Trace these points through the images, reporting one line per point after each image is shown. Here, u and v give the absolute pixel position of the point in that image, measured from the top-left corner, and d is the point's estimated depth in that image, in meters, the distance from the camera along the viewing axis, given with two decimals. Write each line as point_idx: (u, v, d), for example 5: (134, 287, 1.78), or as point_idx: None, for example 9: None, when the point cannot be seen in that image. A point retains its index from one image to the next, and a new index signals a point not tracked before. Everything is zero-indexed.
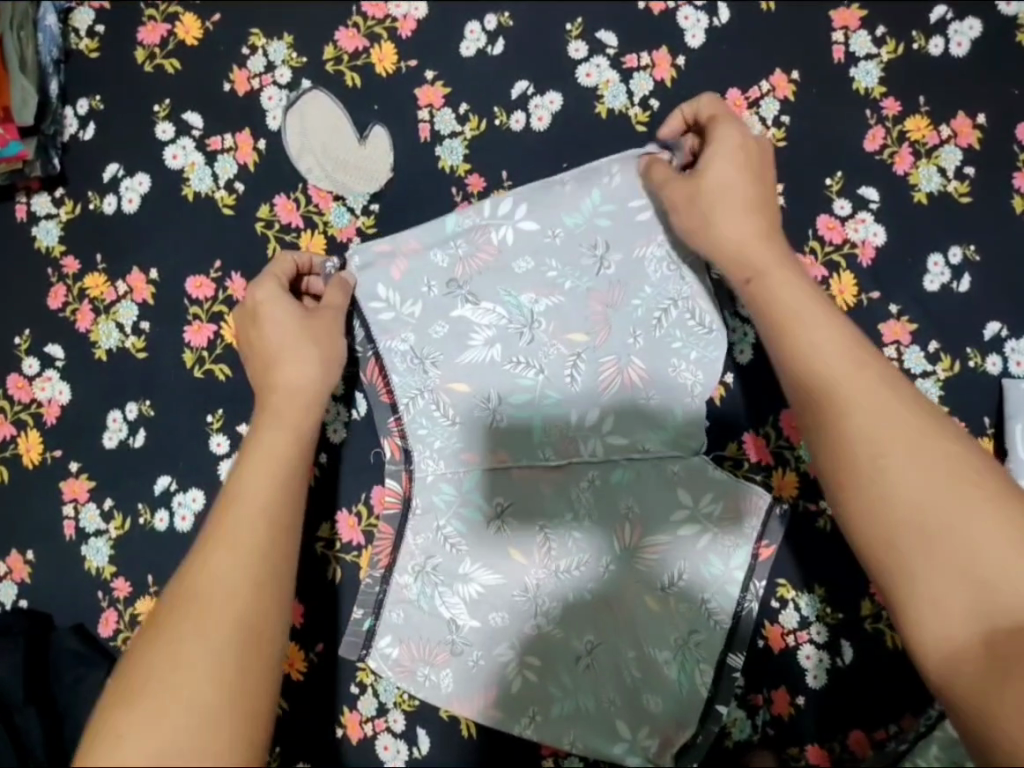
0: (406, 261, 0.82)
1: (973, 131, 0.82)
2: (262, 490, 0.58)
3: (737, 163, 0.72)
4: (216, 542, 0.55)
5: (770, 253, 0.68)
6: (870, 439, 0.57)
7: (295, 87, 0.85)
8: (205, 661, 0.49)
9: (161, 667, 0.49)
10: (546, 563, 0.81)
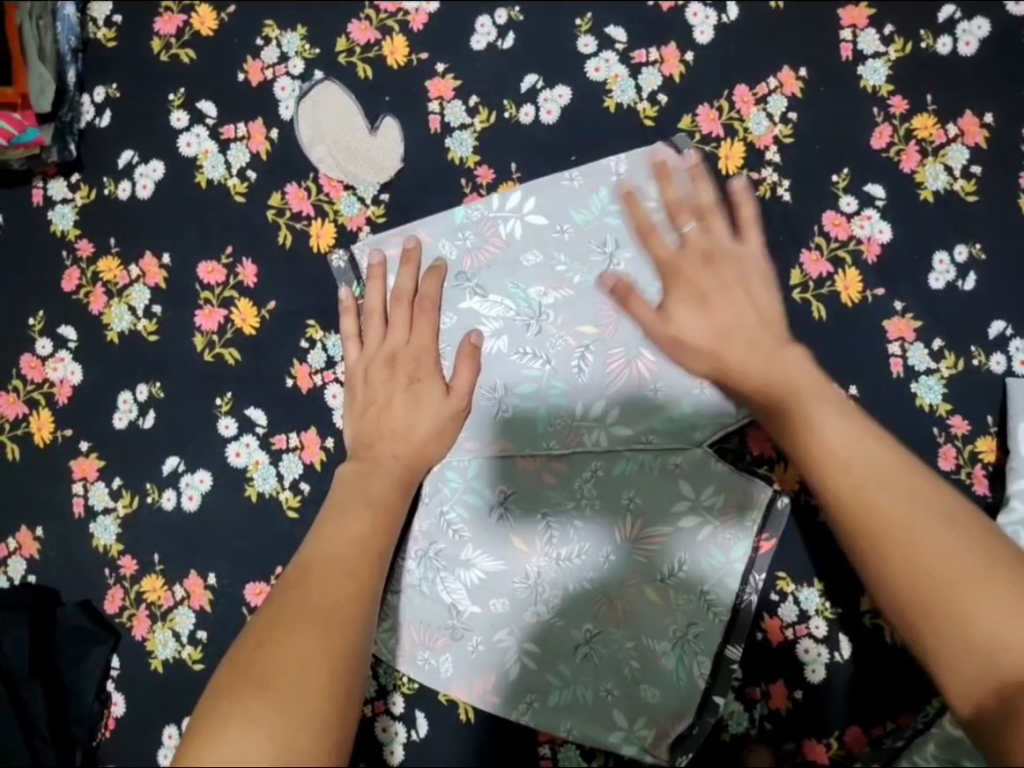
0: (409, 248, 0.82)
1: (980, 131, 0.82)
2: (357, 561, 0.62)
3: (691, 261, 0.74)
4: (328, 595, 0.58)
5: (702, 275, 0.73)
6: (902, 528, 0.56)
7: (308, 78, 0.86)
8: (315, 680, 0.53)
9: (286, 669, 0.53)
10: (548, 553, 0.82)
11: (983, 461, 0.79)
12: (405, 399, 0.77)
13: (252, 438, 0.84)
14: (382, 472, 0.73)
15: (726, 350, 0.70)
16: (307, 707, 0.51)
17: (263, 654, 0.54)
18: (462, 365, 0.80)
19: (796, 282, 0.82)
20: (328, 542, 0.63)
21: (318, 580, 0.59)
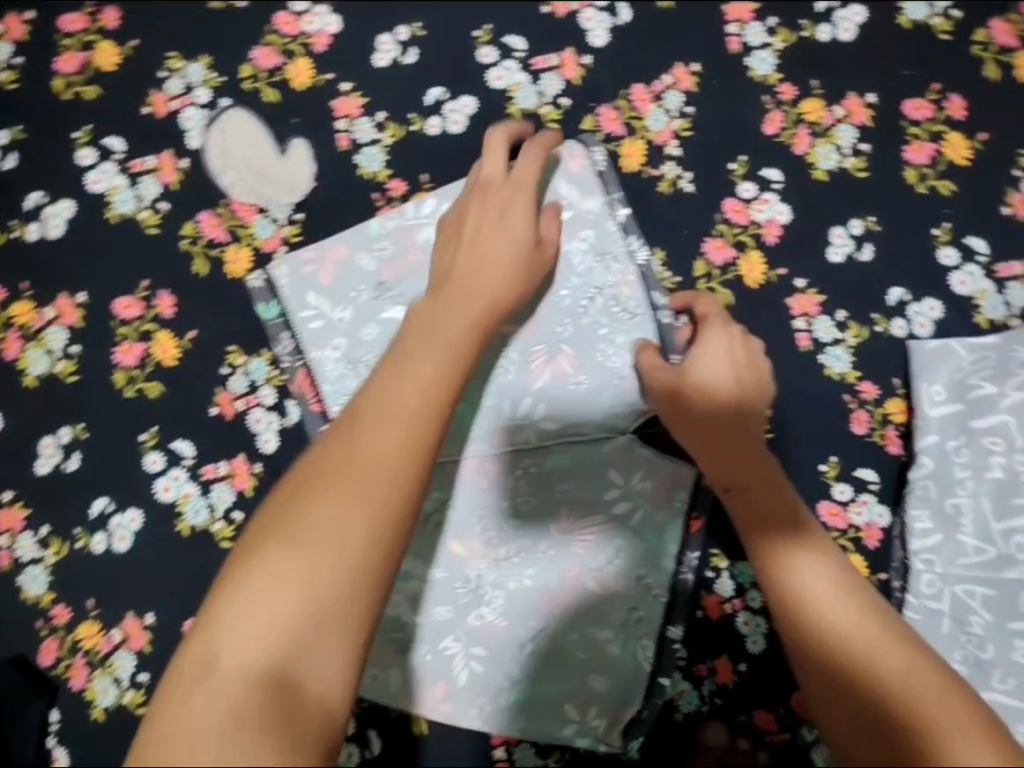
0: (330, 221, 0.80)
1: (865, 110, 0.86)
2: (405, 445, 0.50)
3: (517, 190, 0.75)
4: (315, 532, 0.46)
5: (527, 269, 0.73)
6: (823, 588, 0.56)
7: (215, 106, 0.87)
8: (301, 625, 0.44)
9: (257, 596, 0.44)
10: (488, 554, 0.84)
11: (895, 422, 0.84)
12: (444, 306, 0.63)
13: (181, 471, 0.84)
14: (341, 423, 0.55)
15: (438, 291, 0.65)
16: (264, 662, 0.43)
17: (227, 648, 0.44)
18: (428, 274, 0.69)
19: (702, 272, 0.85)
20: (385, 386, 0.53)
21: (324, 448, 0.50)
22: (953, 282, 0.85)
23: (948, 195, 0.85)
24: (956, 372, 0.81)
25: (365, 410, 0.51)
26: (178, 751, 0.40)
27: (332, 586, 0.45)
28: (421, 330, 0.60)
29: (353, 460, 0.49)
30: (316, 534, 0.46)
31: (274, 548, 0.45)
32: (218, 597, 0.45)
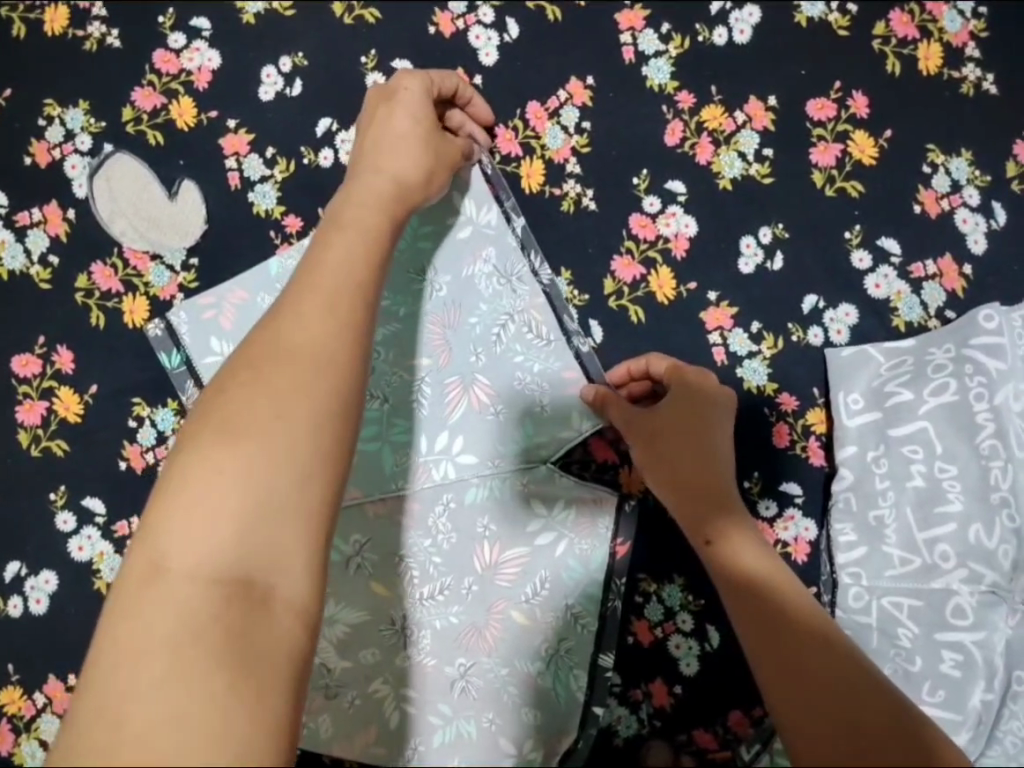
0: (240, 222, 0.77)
1: (766, 114, 0.84)
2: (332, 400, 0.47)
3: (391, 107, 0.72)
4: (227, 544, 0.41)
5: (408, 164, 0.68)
6: (781, 584, 0.59)
7: (97, 153, 0.84)
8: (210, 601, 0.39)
9: (162, 584, 0.39)
10: (410, 594, 0.80)
11: (817, 433, 0.82)
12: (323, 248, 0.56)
13: (94, 530, 0.82)
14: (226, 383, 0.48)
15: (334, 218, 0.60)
16: (180, 630, 0.38)
17: (105, 649, 0.38)
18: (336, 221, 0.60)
19: (611, 290, 0.83)
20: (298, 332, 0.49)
21: (246, 399, 0.45)
22: (867, 285, 0.83)
23: (857, 196, 0.83)
24: (873, 379, 0.79)
25: (235, 415, 0.45)
26: (125, 726, 0.35)
27: (209, 603, 0.39)
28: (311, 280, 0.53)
29: (266, 405, 0.45)
30: (182, 546, 0.40)
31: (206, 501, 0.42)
32: (129, 579, 0.40)
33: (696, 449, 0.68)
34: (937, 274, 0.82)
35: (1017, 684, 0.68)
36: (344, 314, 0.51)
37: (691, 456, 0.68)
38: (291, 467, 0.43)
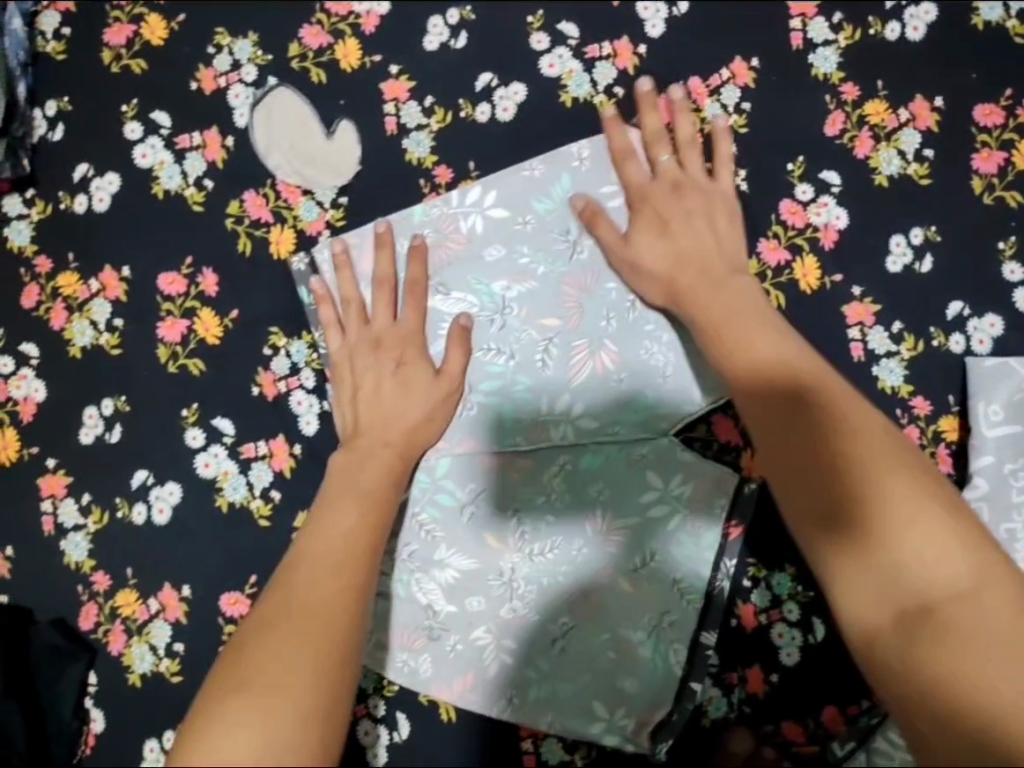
0: (382, 233, 0.82)
1: (931, 115, 0.83)
2: (349, 555, 0.65)
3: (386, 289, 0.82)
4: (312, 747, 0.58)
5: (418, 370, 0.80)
6: (914, 556, 0.57)
7: (261, 85, 0.86)
8: (311, 656, 0.57)
9: (294, 617, 0.60)
10: (521, 548, 0.82)
11: (947, 440, 0.81)
12: (394, 383, 0.79)
13: (221, 448, 0.84)
14: (373, 456, 0.75)
15: (376, 404, 0.78)
16: (281, 700, 0.54)
17: (222, 687, 0.56)
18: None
19: (755, 271, 0.83)
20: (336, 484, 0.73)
21: (305, 579, 0.63)
22: (1015, 297, 0.81)
23: (1015, 206, 0.82)
24: (1016, 393, 0.78)
25: (304, 598, 0.61)
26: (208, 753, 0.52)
27: (327, 603, 0.61)
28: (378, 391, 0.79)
29: (316, 561, 0.65)
30: (307, 601, 0.61)
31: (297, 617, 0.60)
32: (239, 657, 0.57)
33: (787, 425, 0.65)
34: None
35: None
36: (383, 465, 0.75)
37: (778, 432, 0.65)
38: (319, 621, 0.59)
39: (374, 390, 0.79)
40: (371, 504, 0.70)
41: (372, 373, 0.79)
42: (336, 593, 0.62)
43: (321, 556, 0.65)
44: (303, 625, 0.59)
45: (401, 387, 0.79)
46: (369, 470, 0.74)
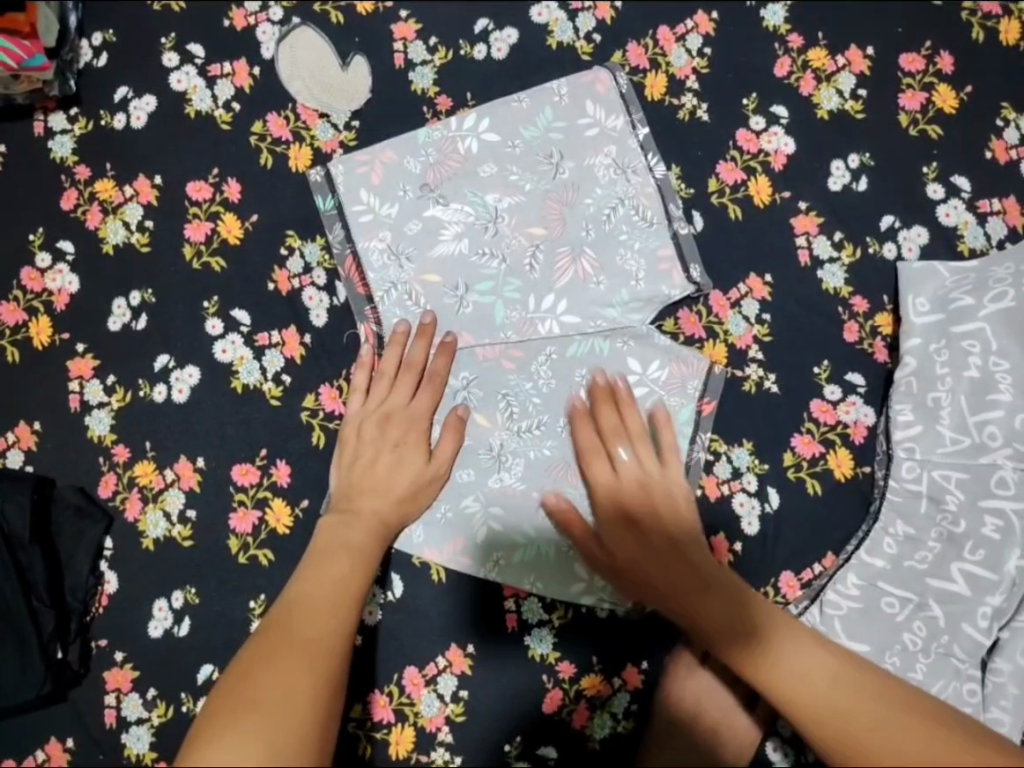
0: (426, 325, 0.90)
1: (864, 61, 0.97)
2: (359, 545, 0.76)
3: (392, 367, 0.89)
4: (331, 575, 0.72)
5: (424, 405, 0.87)
6: (799, 687, 0.71)
7: (286, 23, 0.99)
8: (326, 608, 0.68)
9: (310, 589, 0.70)
10: (510, 425, 0.91)
11: (883, 334, 0.93)
12: (391, 458, 0.84)
13: (238, 336, 0.93)
14: (395, 458, 0.85)
15: (364, 481, 0.83)
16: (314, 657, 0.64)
17: (266, 637, 0.65)
18: (447, 435, 0.87)
19: (714, 189, 0.95)
20: (373, 472, 0.83)
21: (338, 541, 0.76)
22: (939, 213, 0.94)
23: (936, 137, 0.96)
24: (940, 288, 0.90)
25: (314, 567, 0.73)
26: (261, 678, 0.61)
27: (323, 619, 0.67)
28: (382, 422, 0.86)
29: (345, 518, 0.79)
30: (317, 595, 0.70)
31: (318, 576, 0.72)
32: (278, 618, 0.67)
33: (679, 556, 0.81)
34: (1002, 211, 0.94)
35: None
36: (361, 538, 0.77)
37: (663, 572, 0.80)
38: (324, 628, 0.66)
39: (366, 454, 0.84)
40: (380, 496, 0.82)
41: (378, 438, 0.85)
42: (364, 554, 0.76)
43: (343, 526, 0.78)
44: (328, 586, 0.71)
45: (395, 457, 0.84)
46: (380, 463, 0.84)
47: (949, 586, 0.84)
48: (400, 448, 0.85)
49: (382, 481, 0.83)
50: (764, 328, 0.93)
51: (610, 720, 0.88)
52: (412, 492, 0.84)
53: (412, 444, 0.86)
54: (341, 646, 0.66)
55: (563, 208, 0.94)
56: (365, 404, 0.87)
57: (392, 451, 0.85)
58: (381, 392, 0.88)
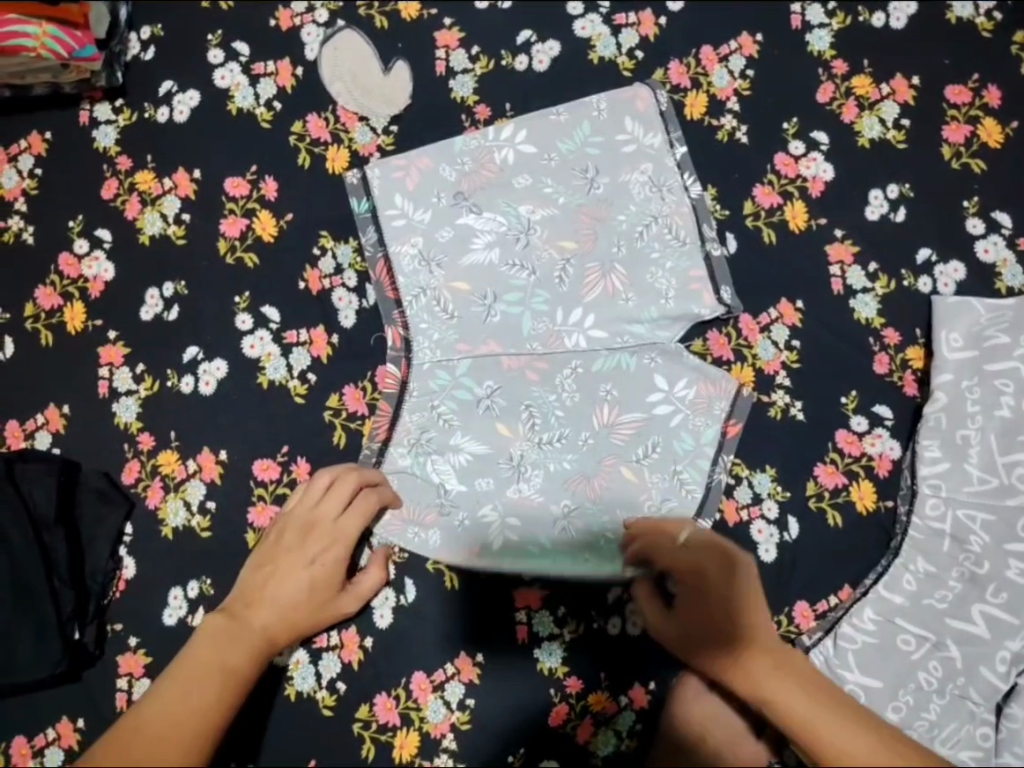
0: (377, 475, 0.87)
1: (909, 91, 0.96)
2: (295, 611, 0.77)
3: (329, 481, 0.85)
4: (243, 647, 0.73)
5: (353, 526, 0.83)
6: (798, 712, 0.70)
7: (331, 26, 1.00)
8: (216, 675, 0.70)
9: (213, 648, 0.72)
10: (531, 436, 0.91)
11: (913, 367, 0.92)
12: (302, 574, 0.79)
13: (266, 333, 0.93)
14: (308, 566, 0.80)
15: (274, 587, 0.78)
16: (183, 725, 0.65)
17: (161, 688, 0.68)
18: (372, 570, 0.85)
19: (750, 211, 0.95)
20: (286, 576, 0.79)
21: (276, 606, 0.77)
22: (977, 248, 0.93)
23: (978, 171, 0.95)
24: (974, 324, 0.89)
25: (237, 615, 0.76)
26: (135, 737, 0.63)
27: (207, 693, 0.68)
28: (307, 526, 0.82)
29: (278, 587, 0.78)
30: (218, 654, 0.71)
31: (228, 639, 0.73)
32: (179, 668, 0.70)
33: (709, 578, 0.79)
34: None
35: None
36: (295, 613, 0.77)
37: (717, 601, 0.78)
38: (198, 696, 0.68)
39: (278, 557, 0.80)
40: (294, 605, 0.78)
41: (304, 539, 0.81)
42: (280, 617, 0.76)
43: (279, 580, 0.79)
44: (230, 651, 0.72)
45: (309, 577, 0.79)
46: (293, 571, 0.79)
47: (969, 627, 0.83)
48: (315, 573, 0.80)
49: (304, 564, 0.80)
50: (792, 354, 0.92)
51: (614, 738, 0.86)
52: (319, 608, 0.79)
53: (332, 560, 0.81)
54: (209, 727, 0.66)
55: (596, 223, 0.94)
56: (299, 505, 0.83)
57: (299, 567, 0.80)
58: (310, 507, 0.83)
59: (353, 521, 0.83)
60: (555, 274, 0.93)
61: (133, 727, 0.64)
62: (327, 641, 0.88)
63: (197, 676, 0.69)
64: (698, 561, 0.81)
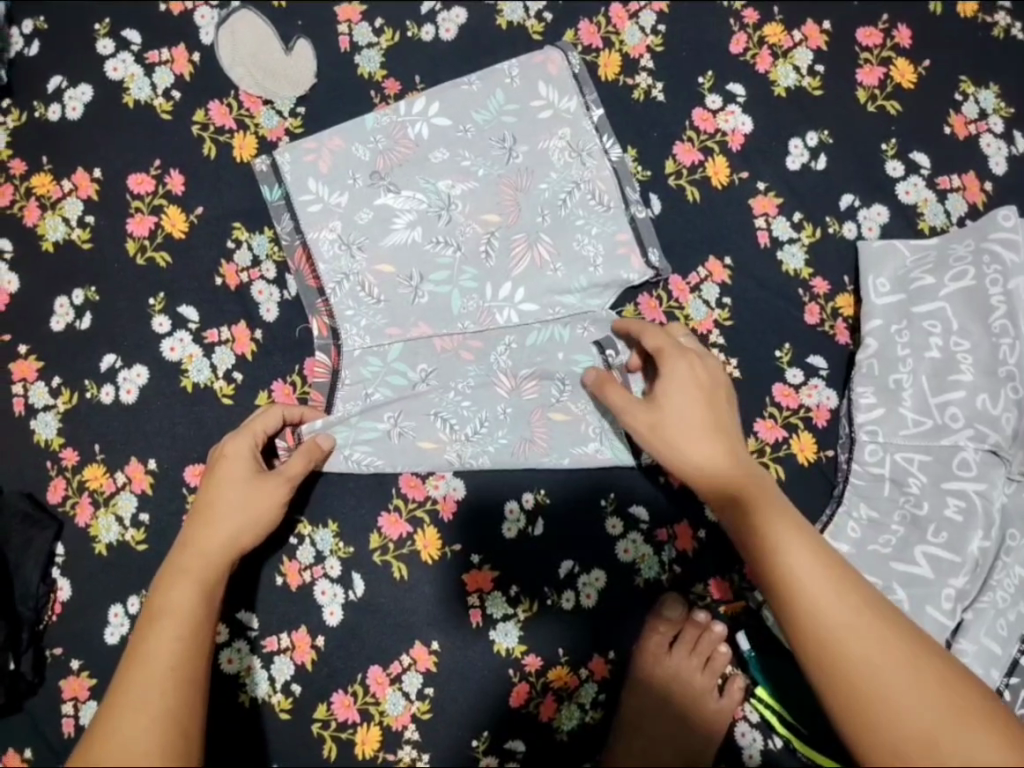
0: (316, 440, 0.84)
1: (821, 36, 0.96)
2: (235, 542, 0.74)
3: (270, 418, 0.82)
4: (192, 594, 0.68)
5: (300, 460, 0.81)
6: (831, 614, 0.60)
7: (226, 7, 0.95)
8: (180, 619, 0.66)
9: (173, 599, 0.68)
10: (458, 414, 0.89)
11: (844, 315, 0.92)
12: (242, 493, 0.76)
13: (186, 334, 0.90)
14: (254, 493, 0.76)
15: (216, 516, 0.74)
16: (154, 685, 0.61)
17: (130, 662, 0.63)
18: (299, 457, 0.82)
19: (671, 170, 0.94)
20: (226, 505, 0.75)
21: (216, 536, 0.73)
22: (898, 190, 0.93)
23: (894, 113, 0.94)
24: (900, 268, 0.89)
25: (184, 563, 0.71)
26: (124, 714, 0.59)
27: (175, 652, 0.64)
28: (227, 462, 0.78)
29: (216, 527, 0.74)
30: (172, 607, 0.67)
31: (184, 594, 0.68)
32: (144, 632, 0.65)
33: (720, 426, 0.72)
34: (961, 187, 0.93)
35: (1010, 539, 0.84)
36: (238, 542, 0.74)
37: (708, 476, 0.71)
38: (176, 652, 0.64)
39: (208, 492, 0.76)
40: (250, 520, 0.75)
41: (237, 472, 0.77)
42: (230, 552, 0.73)
43: (216, 513, 0.75)
44: (184, 600, 0.68)
45: (249, 496, 0.76)
46: (231, 494, 0.76)
47: (913, 569, 0.82)
48: (252, 500, 0.76)
49: (248, 515, 0.75)
50: (724, 312, 0.91)
51: (578, 711, 0.87)
52: (254, 536, 0.75)
53: (266, 486, 0.77)
54: (184, 670, 0.63)
55: (518, 194, 0.92)
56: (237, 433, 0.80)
57: (235, 489, 0.76)
58: (249, 433, 0.80)
59: (298, 462, 0.81)
60: (482, 250, 0.91)
61: (112, 713, 0.60)
62: (278, 644, 0.86)
63: (148, 659, 0.63)
64: (719, 469, 0.70)
